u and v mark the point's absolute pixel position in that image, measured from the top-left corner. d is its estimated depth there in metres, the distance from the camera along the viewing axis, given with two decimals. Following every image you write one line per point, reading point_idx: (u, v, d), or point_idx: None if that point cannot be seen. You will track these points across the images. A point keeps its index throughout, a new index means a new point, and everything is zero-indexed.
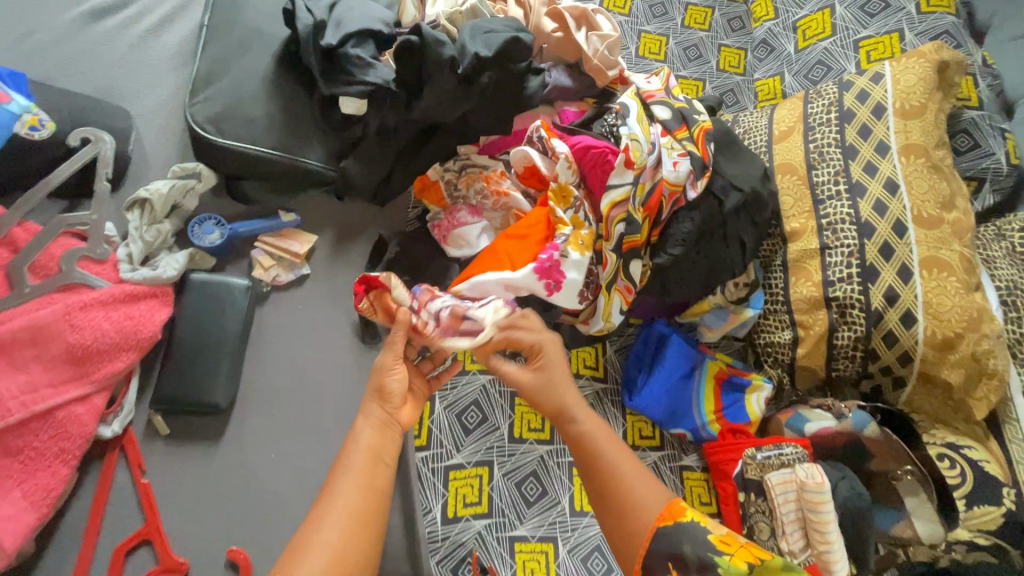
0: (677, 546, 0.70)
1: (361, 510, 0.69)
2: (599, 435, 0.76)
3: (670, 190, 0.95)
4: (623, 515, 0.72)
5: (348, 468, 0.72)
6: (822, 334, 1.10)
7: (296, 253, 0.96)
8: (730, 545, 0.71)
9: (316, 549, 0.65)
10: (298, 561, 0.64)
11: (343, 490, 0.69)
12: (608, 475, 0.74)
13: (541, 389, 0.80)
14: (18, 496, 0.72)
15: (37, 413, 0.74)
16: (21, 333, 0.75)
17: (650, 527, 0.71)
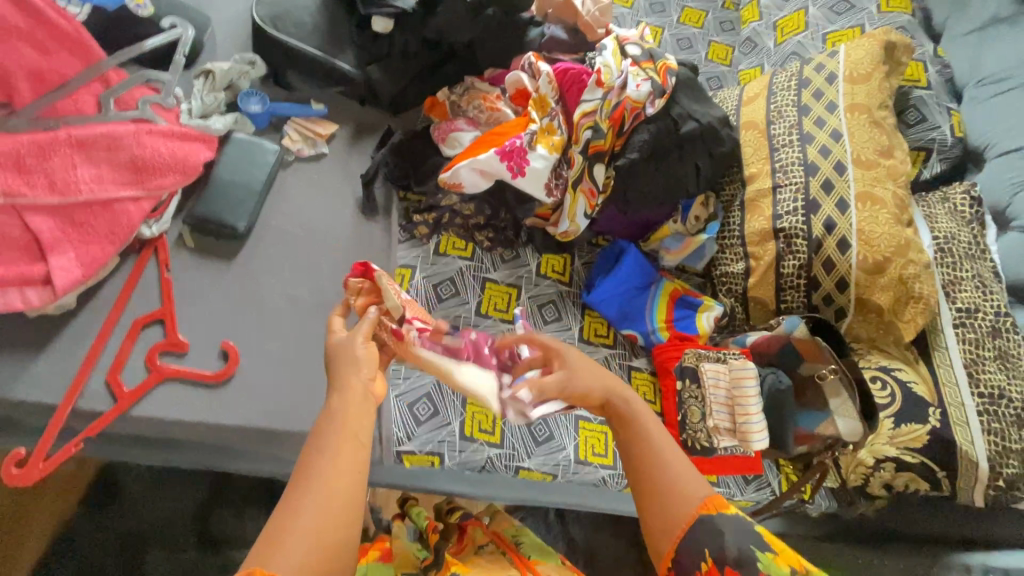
0: (718, 540, 0.67)
1: (334, 504, 0.56)
2: (649, 420, 0.74)
3: (633, 106, 1.12)
4: (663, 502, 0.70)
5: (322, 445, 0.60)
6: (770, 262, 1.22)
7: (321, 134, 1.17)
8: (776, 540, 0.69)
9: (290, 542, 0.53)
10: (279, 545, 0.53)
11: (312, 483, 0.57)
12: (651, 459, 0.71)
13: (593, 379, 0.76)
14: (73, 256, 0.90)
15: (100, 199, 0.93)
16: (100, 139, 0.95)
17: (693, 514, 0.69)
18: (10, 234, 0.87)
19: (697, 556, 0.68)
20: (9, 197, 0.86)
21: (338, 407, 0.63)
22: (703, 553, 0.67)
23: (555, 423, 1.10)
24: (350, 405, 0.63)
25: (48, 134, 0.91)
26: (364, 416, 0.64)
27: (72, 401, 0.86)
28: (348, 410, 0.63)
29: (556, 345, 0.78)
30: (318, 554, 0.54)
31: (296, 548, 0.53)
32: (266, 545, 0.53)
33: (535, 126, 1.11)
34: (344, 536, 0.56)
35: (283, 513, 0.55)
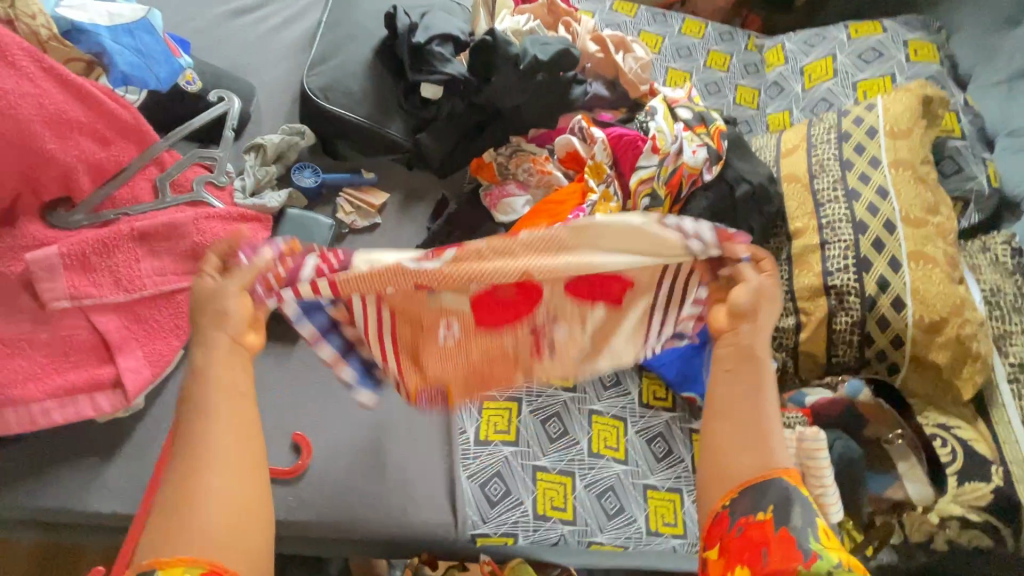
0: (770, 501, 0.60)
1: (237, 447, 0.57)
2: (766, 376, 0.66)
3: (690, 172, 1.13)
4: (745, 443, 0.64)
5: (213, 412, 0.58)
6: (822, 318, 1.23)
7: (373, 204, 1.15)
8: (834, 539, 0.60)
9: (199, 484, 0.54)
10: (191, 499, 0.53)
11: (214, 441, 0.56)
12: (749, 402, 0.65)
13: (737, 340, 0.68)
14: (141, 355, 0.87)
15: (163, 293, 0.90)
16: (161, 229, 0.92)
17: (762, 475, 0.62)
18: (77, 337, 0.83)
19: (751, 512, 0.61)
20: (75, 300, 0.83)
21: (211, 361, 0.60)
22: (764, 504, 0.60)
23: (624, 494, 1.10)
24: (228, 360, 0.61)
25: (110, 229, 0.88)
26: (240, 358, 0.62)
27: None
28: (225, 362, 0.60)
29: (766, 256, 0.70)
30: (230, 498, 0.54)
31: (206, 503, 0.53)
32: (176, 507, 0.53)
33: (592, 197, 1.12)
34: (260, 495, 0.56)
35: (186, 475, 0.54)
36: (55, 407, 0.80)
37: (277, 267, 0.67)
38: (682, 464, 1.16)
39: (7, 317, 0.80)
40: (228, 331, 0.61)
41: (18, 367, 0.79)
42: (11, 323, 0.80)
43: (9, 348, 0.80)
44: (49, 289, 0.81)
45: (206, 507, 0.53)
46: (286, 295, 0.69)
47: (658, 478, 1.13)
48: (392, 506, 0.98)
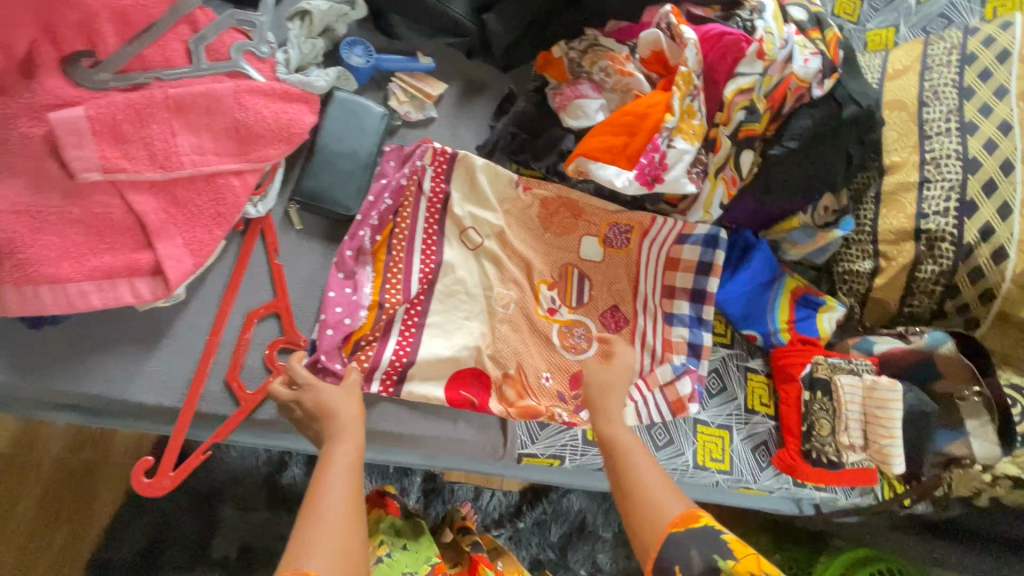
0: (685, 553, 0.70)
1: (350, 511, 0.66)
2: (625, 434, 0.83)
3: (798, 86, 0.98)
4: (642, 521, 0.74)
5: (335, 473, 0.69)
6: (906, 264, 1.13)
7: (429, 94, 1.01)
8: (741, 547, 0.71)
9: (325, 535, 0.63)
10: (307, 548, 0.61)
11: (334, 498, 0.66)
12: (639, 484, 0.77)
13: (598, 380, 0.91)
14: (181, 242, 0.79)
15: (204, 174, 0.81)
16: (199, 100, 0.80)
17: (662, 536, 0.72)
18: (111, 216, 0.75)
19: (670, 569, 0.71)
20: (108, 174, 0.73)
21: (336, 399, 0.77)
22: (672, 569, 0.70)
23: (674, 426, 1.06)
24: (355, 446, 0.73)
25: (142, 94, 0.76)
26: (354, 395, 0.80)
27: (195, 406, 0.79)
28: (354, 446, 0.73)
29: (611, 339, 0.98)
30: (343, 543, 0.63)
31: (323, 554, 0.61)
32: (295, 550, 0.61)
33: (671, 122, 0.96)
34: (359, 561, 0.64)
35: (309, 521, 0.64)
36: (92, 290, 0.73)
37: (351, 279, 0.90)
38: (735, 402, 1.11)
39: (32, 186, 0.71)
40: (349, 417, 0.76)
41: (48, 243, 0.71)
42: (36, 193, 0.71)
43: (36, 222, 0.71)
44: (76, 158, 0.71)
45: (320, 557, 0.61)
46: (346, 254, 0.89)
47: (708, 414, 1.09)
48: (441, 424, 0.94)
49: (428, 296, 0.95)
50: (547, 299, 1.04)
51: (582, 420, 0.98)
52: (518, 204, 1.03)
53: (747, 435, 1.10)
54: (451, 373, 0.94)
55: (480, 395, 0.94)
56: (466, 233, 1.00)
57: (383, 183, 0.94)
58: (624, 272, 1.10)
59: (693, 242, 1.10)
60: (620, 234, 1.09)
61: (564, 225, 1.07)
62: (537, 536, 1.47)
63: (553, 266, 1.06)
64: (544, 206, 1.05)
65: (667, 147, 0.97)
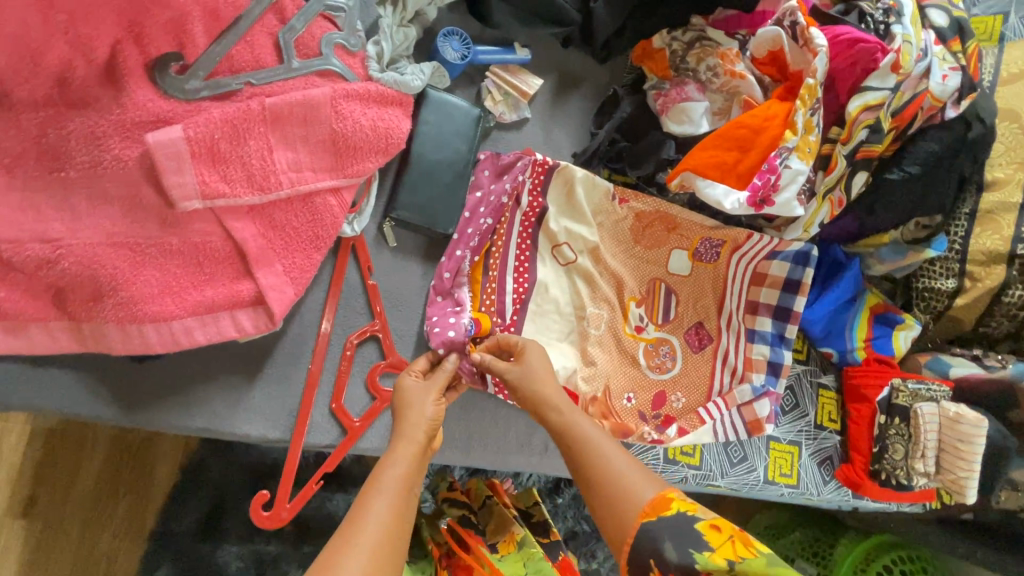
0: (657, 543, 0.64)
1: (390, 534, 0.61)
2: (585, 424, 0.73)
3: (931, 104, 0.92)
4: (612, 509, 0.68)
5: (381, 488, 0.64)
6: (992, 287, 1.11)
7: (525, 92, 0.93)
8: (717, 534, 0.64)
9: (356, 552, 0.58)
10: (336, 567, 0.56)
11: (375, 511, 0.62)
12: (599, 469, 0.69)
13: (525, 380, 0.78)
14: (281, 269, 0.73)
15: (301, 194, 0.73)
16: (296, 109, 0.72)
17: (635, 524, 0.66)
18: (211, 245, 0.69)
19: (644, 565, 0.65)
20: (207, 201, 0.66)
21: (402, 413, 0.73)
22: (648, 563, 0.64)
23: (748, 443, 1.08)
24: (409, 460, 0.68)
25: (238, 106, 0.68)
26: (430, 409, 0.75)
27: (302, 438, 0.77)
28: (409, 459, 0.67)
29: (522, 341, 0.81)
30: (374, 565, 0.58)
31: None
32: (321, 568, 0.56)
33: (791, 141, 0.89)
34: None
35: (347, 535, 0.59)
36: (197, 326, 0.69)
37: (451, 300, 0.87)
38: (806, 418, 1.12)
39: (129, 215, 0.64)
40: (417, 417, 0.72)
41: (149, 278, 0.65)
42: (134, 223, 0.64)
43: (137, 255, 0.65)
44: (176, 185, 0.64)
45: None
46: (444, 282, 0.86)
47: (781, 430, 1.10)
48: (534, 443, 0.95)
49: (521, 316, 0.91)
50: (635, 317, 1.01)
51: (668, 437, 0.97)
52: (612, 218, 0.98)
53: (816, 450, 1.12)
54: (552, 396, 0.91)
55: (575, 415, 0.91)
56: (559, 248, 0.95)
57: (478, 197, 0.89)
58: (710, 287, 1.07)
59: (783, 258, 1.04)
60: (711, 248, 1.04)
61: (656, 239, 1.02)
62: (573, 509, 1.40)
63: (642, 281, 1.02)
64: (640, 220, 0.99)
65: (783, 167, 0.90)
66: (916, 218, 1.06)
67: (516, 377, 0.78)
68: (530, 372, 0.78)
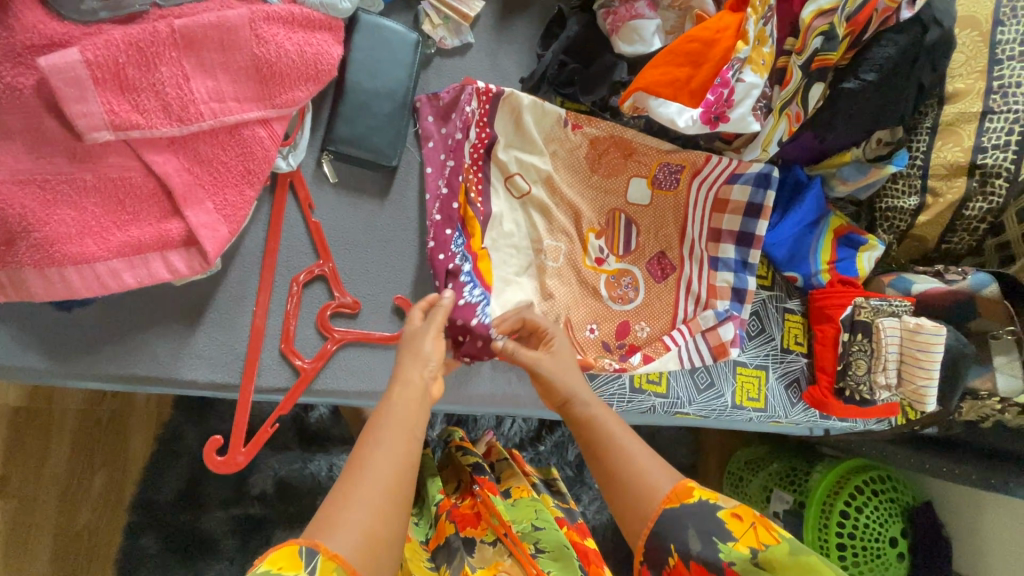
0: (682, 532, 0.62)
1: (395, 484, 0.55)
2: (607, 416, 0.71)
3: (885, 6, 0.87)
4: (632, 499, 0.66)
5: (385, 434, 0.58)
6: (953, 202, 1.10)
7: (466, 14, 0.87)
8: (739, 523, 0.62)
9: (358, 500, 0.52)
10: (338, 515, 0.51)
11: (380, 458, 0.55)
12: (620, 458, 0.67)
13: (550, 370, 0.75)
14: (212, 206, 0.70)
15: (226, 125, 0.69)
16: (210, 32, 0.67)
17: (657, 512, 0.64)
18: (130, 181, 0.65)
19: (664, 552, 0.64)
20: (120, 132, 0.62)
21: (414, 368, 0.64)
22: (669, 549, 0.63)
23: (715, 370, 1.08)
24: (412, 402, 0.61)
25: (143, 28, 0.63)
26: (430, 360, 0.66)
27: (252, 381, 0.75)
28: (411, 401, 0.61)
29: (546, 327, 0.79)
30: (376, 520, 0.52)
31: (354, 527, 0.51)
32: (322, 515, 0.52)
33: (743, 52, 0.86)
34: (388, 543, 0.52)
35: (347, 484, 0.53)
36: (124, 268, 0.65)
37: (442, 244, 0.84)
38: (773, 342, 1.13)
39: (35, 150, 0.60)
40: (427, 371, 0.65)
41: (64, 218, 0.62)
42: (41, 158, 0.60)
43: (47, 194, 0.61)
44: (81, 114, 0.60)
45: (347, 533, 0.50)
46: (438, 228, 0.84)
47: (747, 355, 1.11)
48: (499, 380, 0.94)
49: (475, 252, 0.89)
50: (595, 249, 0.99)
51: (632, 365, 0.97)
52: (564, 143, 0.94)
53: (782, 373, 1.13)
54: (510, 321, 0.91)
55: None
56: (512, 179, 0.92)
57: (433, 147, 0.86)
58: (671, 216, 1.05)
59: (743, 181, 1.03)
60: (670, 174, 1.02)
61: (611, 168, 0.99)
62: (556, 455, 1.42)
63: (601, 212, 1.00)
64: (592, 145, 0.96)
65: (736, 81, 0.87)
66: (875, 132, 1.04)
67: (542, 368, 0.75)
68: (556, 361, 0.76)
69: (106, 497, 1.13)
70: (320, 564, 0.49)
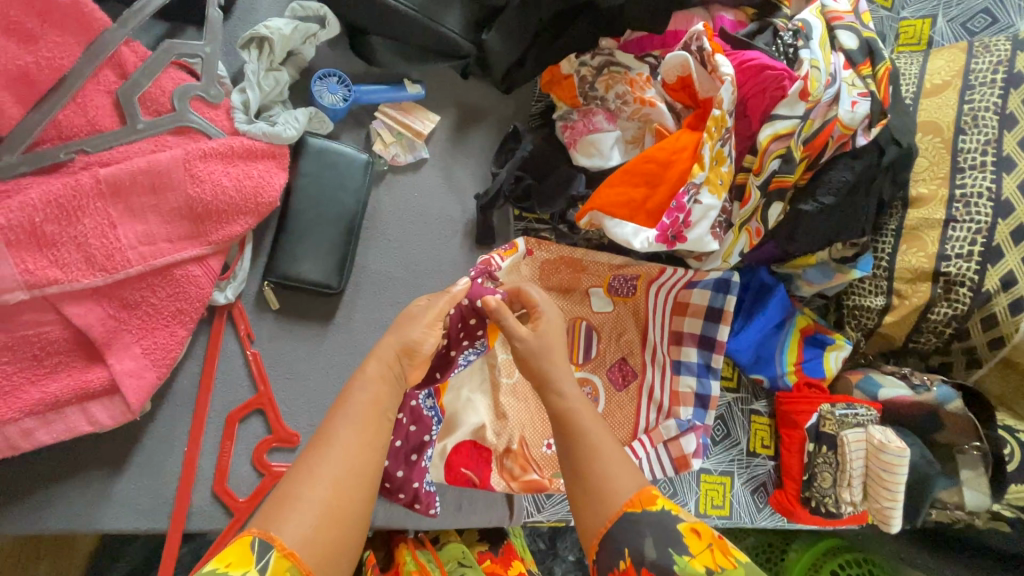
0: (640, 539, 0.58)
1: (352, 471, 0.56)
2: (586, 408, 0.66)
3: (841, 133, 0.88)
4: (596, 500, 0.61)
5: (350, 413, 0.59)
6: (918, 306, 1.08)
7: (419, 132, 0.87)
8: (697, 540, 0.58)
9: (303, 505, 0.52)
10: (290, 502, 0.52)
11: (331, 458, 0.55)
12: (592, 456, 0.62)
13: (536, 352, 0.69)
14: (139, 351, 0.67)
15: (155, 268, 0.67)
16: (140, 177, 0.65)
17: (617, 516, 0.60)
18: (48, 335, 0.62)
19: (616, 554, 0.59)
20: (35, 290, 0.60)
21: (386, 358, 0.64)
22: (620, 553, 0.58)
23: (679, 479, 1.05)
24: (377, 382, 0.62)
25: (65, 182, 0.61)
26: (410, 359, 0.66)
27: (180, 528, 0.71)
28: (377, 381, 0.62)
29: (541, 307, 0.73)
30: (327, 516, 0.53)
31: (308, 509, 0.52)
32: (275, 504, 0.53)
33: (699, 177, 0.84)
34: (342, 537, 0.54)
35: (294, 483, 0.54)
36: (38, 425, 0.62)
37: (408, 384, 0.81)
38: (738, 446, 1.10)
39: None
40: (404, 345, 0.65)
41: None
42: None
43: None
44: None
45: (297, 523, 0.51)
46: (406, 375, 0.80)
47: (711, 461, 1.08)
48: (445, 506, 0.88)
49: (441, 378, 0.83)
50: None
51: None
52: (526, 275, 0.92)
53: (748, 478, 1.10)
54: (454, 446, 0.86)
55: (483, 472, 0.86)
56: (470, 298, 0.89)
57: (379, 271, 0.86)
58: (632, 322, 1.04)
59: (703, 287, 1.01)
60: (625, 282, 1.02)
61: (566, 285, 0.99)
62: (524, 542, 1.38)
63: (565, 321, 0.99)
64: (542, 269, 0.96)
65: (692, 204, 0.86)
66: (839, 242, 1.04)
67: (526, 350, 0.69)
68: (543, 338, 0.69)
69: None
70: (272, 560, 0.50)
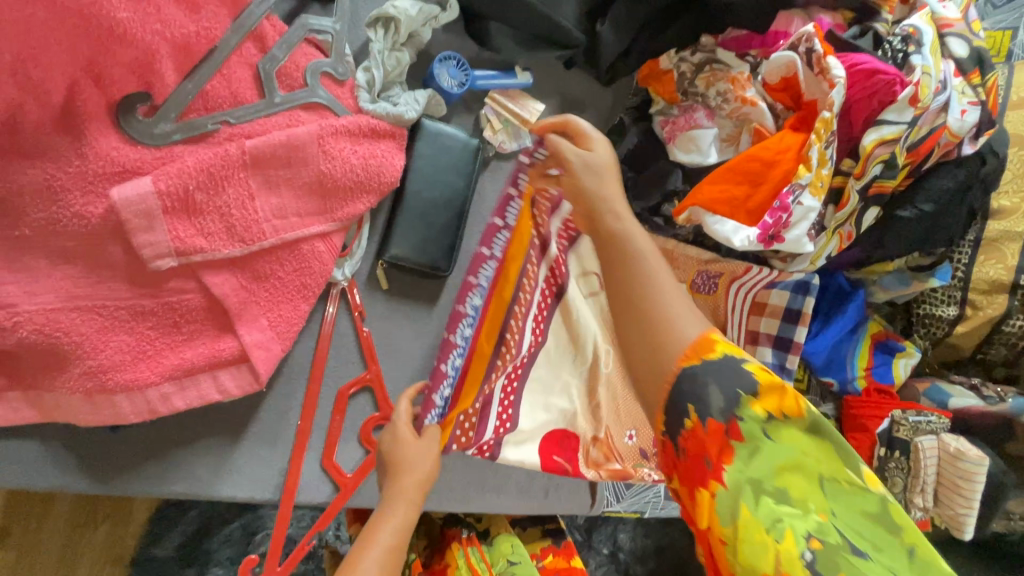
0: (703, 387, 0.56)
1: None
2: (642, 242, 0.65)
3: (948, 140, 0.90)
4: (655, 345, 0.60)
5: None
6: (993, 317, 1.09)
7: (527, 119, 0.87)
8: (768, 384, 0.56)
9: None
10: None
11: None
12: (656, 294, 0.62)
13: (584, 171, 0.68)
14: (266, 324, 0.67)
15: (286, 242, 0.67)
16: (278, 150, 0.66)
17: (676, 366, 0.59)
18: (188, 303, 0.63)
19: (681, 415, 0.57)
20: (183, 258, 0.61)
21: None
22: (685, 407, 0.57)
23: None
24: None
25: (215, 152, 0.63)
26: None
27: (292, 499, 0.72)
28: None
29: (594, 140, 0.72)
30: None
31: None
32: None
33: (805, 177, 0.85)
34: None
35: None
36: (174, 391, 0.63)
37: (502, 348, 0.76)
38: None
39: (94, 274, 0.59)
40: None
41: (120, 343, 0.60)
42: (101, 284, 0.59)
43: (103, 320, 0.59)
44: (147, 244, 0.59)
45: None
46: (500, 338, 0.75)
47: None
48: (534, 491, 0.89)
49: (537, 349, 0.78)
50: None
51: None
52: None
53: None
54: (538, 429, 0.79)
55: (574, 459, 0.80)
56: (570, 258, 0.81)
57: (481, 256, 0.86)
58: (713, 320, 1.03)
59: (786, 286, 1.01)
60: (707, 280, 1.02)
61: None
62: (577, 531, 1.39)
63: None
64: None
65: (795, 205, 0.85)
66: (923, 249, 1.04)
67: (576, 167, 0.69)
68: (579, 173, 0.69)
69: (106, 552, 1.00)
70: None
